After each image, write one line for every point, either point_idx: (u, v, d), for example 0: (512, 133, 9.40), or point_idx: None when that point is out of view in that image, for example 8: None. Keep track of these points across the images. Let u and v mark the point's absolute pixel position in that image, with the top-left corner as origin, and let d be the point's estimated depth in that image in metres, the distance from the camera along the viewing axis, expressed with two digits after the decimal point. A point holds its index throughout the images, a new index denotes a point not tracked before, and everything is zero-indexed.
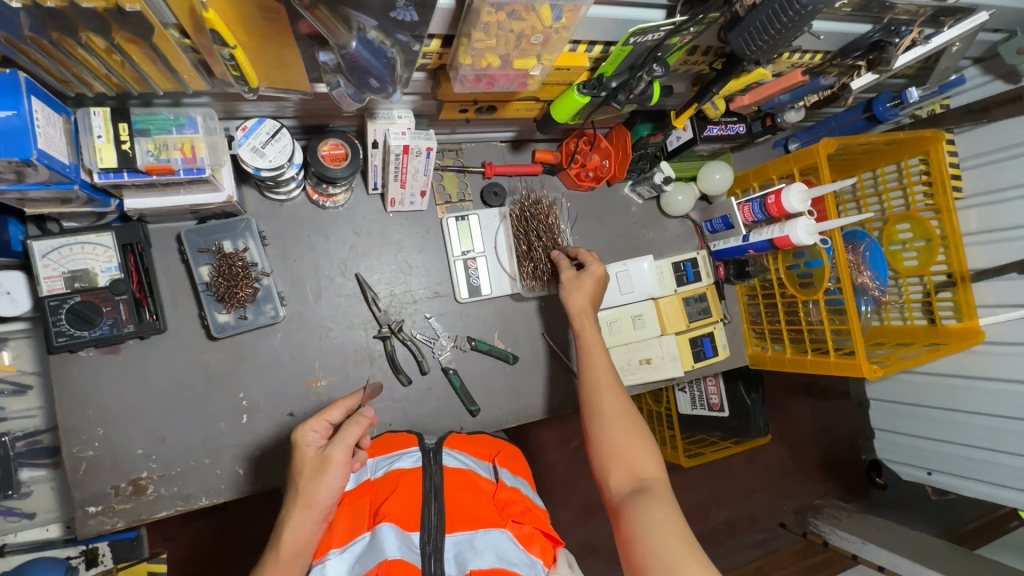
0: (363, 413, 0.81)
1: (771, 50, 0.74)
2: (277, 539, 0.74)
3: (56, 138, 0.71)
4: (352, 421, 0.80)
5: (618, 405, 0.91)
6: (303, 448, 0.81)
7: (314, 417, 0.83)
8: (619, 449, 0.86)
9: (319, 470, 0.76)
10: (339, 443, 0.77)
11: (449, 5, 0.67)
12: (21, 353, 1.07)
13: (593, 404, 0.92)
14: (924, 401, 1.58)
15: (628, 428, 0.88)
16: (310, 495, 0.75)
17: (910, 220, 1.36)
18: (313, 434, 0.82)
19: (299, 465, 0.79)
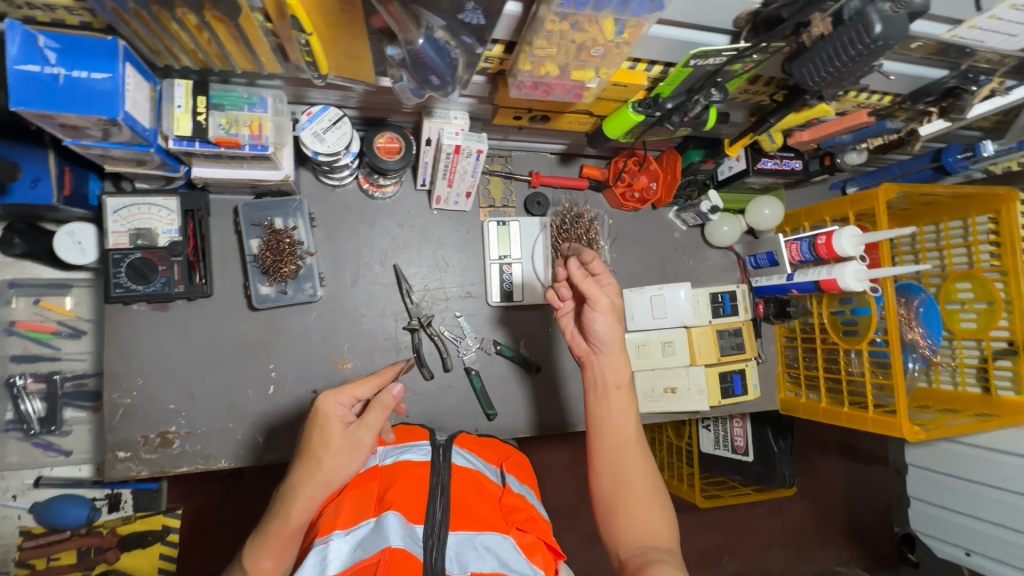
0: (391, 394, 0.80)
1: (837, 81, 0.71)
2: (287, 508, 0.73)
3: (141, 103, 0.77)
4: (378, 402, 0.80)
5: (638, 458, 0.85)
6: (331, 421, 0.78)
7: (346, 390, 0.80)
8: (632, 504, 0.81)
9: (349, 451, 0.77)
10: (370, 427, 0.78)
11: (515, 12, 0.69)
12: (82, 300, 1.17)
13: (613, 460, 0.85)
14: (968, 475, 1.47)
15: (644, 486, 0.83)
16: (330, 470, 0.75)
17: (971, 279, 1.29)
18: (338, 404, 0.80)
19: (321, 436, 0.77)
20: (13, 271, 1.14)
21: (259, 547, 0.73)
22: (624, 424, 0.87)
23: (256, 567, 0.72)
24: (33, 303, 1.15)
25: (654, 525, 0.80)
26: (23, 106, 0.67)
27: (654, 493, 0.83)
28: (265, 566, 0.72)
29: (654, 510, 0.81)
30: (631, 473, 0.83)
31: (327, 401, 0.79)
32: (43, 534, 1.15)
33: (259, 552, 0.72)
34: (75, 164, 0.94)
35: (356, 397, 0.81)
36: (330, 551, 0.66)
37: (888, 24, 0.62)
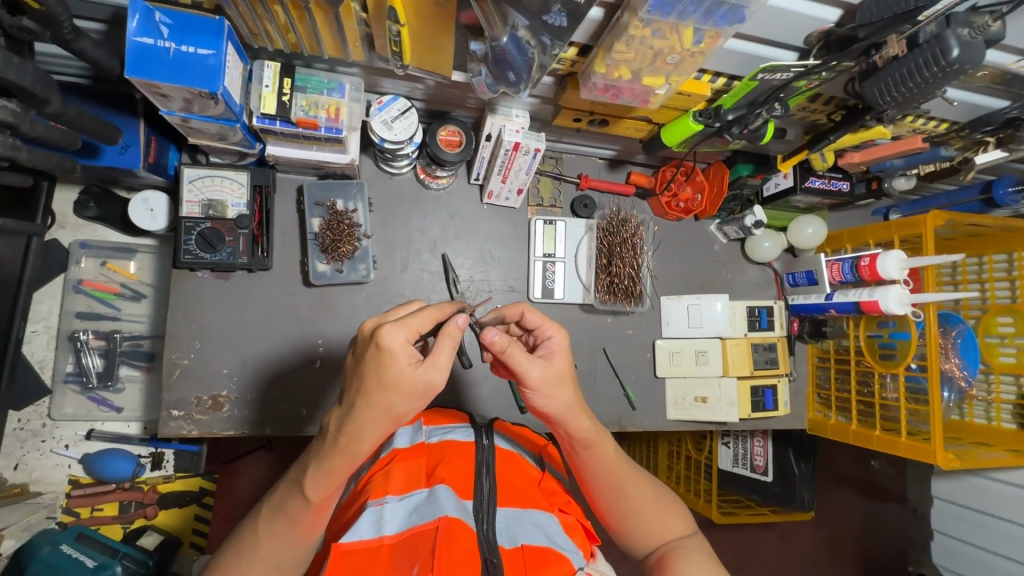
0: (459, 324, 0.67)
1: (905, 102, 0.74)
2: (350, 449, 0.65)
3: (236, 81, 0.83)
4: (446, 337, 0.65)
5: (633, 478, 0.83)
6: (393, 362, 0.61)
7: (404, 325, 0.62)
8: (645, 521, 0.82)
9: (420, 394, 0.63)
10: (442, 368, 0.64)
11: (598, 16, 0.73)
12: (145, 265, 1.24)
13: (614, 494, 0.81)
14: (995, 512, 1.45)
15: (653, 501, 0.83)
16: (400, 411, 0.64)
17: (1013, 313, 1.27)
18: (403, 340, 0.62)
19: (383, 375, 0.61)
20: (86, 233, 1.22)
21: (321, 477, 0.68)
22: (606, 461, 0.81)
23: (318, 493, 0.68)
24: (100, 264, 1.23)
25: (671, 530, 0.82)
26: (137, 75, 0.74)
27: (661, 502, 0.83)
28: (328, 494, 0.69)
29: (666, 517, 0.82)
30: (633, 499, 0.82)
31: (389, 333, 0.61)
32: (91, 484, 1.20)
33: (323, 482, 0.68)
34: (160, 134, 1.01)
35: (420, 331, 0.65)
36: (386, 512, 0.68)
37: (965, 49, 0.66)
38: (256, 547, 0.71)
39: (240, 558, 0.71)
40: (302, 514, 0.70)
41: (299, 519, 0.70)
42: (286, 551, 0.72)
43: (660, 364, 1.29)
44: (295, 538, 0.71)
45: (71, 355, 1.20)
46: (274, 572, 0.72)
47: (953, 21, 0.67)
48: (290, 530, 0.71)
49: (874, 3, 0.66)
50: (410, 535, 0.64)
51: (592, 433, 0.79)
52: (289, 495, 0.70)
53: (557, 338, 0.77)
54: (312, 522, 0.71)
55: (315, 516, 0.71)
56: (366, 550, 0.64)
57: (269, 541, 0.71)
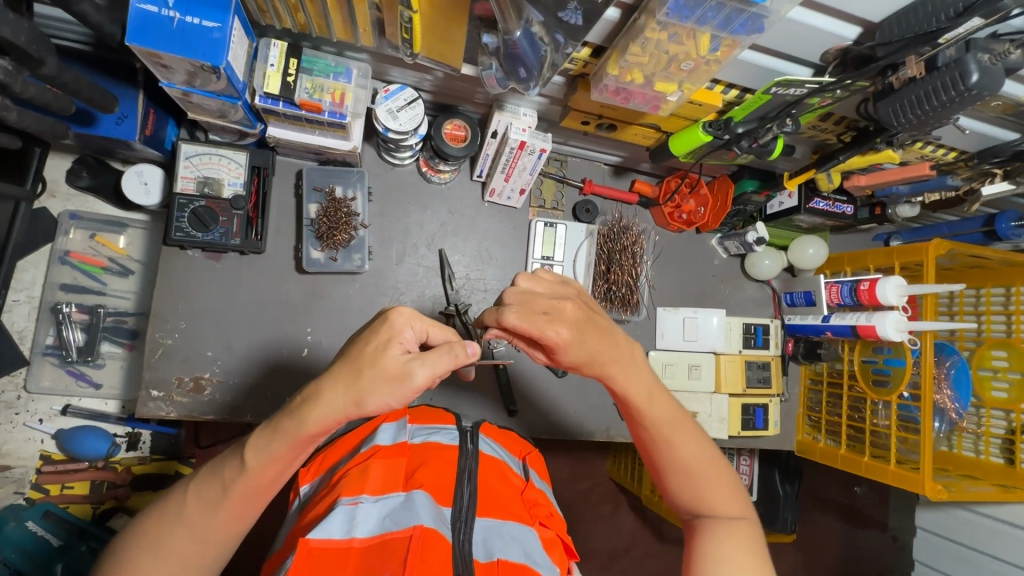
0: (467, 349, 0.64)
1: (920, 125, 0.73)
2: (302, 418, 0.63)
3: (240, 57, 0.81)
4: (447, 348, 0.62)
5: (690, 434, 0.76)
6: (391, 337, 0.62)
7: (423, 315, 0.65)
8: (693, 484, 0.75)
9: (394, 382, 0.60)
10: (426, 367, 0.60)
11: (614, 17, 0.72)
12: (135, 241, 1.21)
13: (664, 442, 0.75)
14: (979, 547, 1.43)
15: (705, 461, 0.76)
16: (365, 393, 0.60)
17: (1008, 348, 1.27)
18: (411, 328, 0.64)
19: (373, 348, 0.61)
20: (77, 203, 1.20)
21: (264, 443, 0.65)
22: (660, 408, 0.75)
23: (258, 459, 0.65)
24: (89, 236, 1.20)
25: (721, 504, 0.74)
26: (135, 42, 0.72)
27: (716, 470, 0.76)
28: (269, 463, 0.65)
29: (717, 489, 0.75)
30: (682, 455, 0.75)
31: (398, 315, 0.63)
32: (62, 461, 1.17)
33: (263, 450, 0.64)
34: (160, 108, 0.98)
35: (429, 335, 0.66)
36: (359, 513, 0.66)
37: (984, 75, 0.65)
38: (182, 514, 0.66)
39: (165, 520, 0.66)
40: (235, 482, 0.65)
41: (231, 489, 0.66)
42: (214, 521, 0.66)
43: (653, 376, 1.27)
44: (224, 512, 0.66)
45: (51, 328, 1.17)
46: (198, 541, 0.66)
47: (973, 46, 0.66)
48: (221, 499, 0.66)
49: (896, 22, 0.66)
50: (382, 541, 0.62)
51: (638, 382, 0.74)
52: (229, 461, 0.67)
53: (566, 331, 0.69)
54: (245, 492, 0.66)
55: (249, 489, 0.66)
56: (336, 550, 0.62)
57: (197, 508, 0.66)
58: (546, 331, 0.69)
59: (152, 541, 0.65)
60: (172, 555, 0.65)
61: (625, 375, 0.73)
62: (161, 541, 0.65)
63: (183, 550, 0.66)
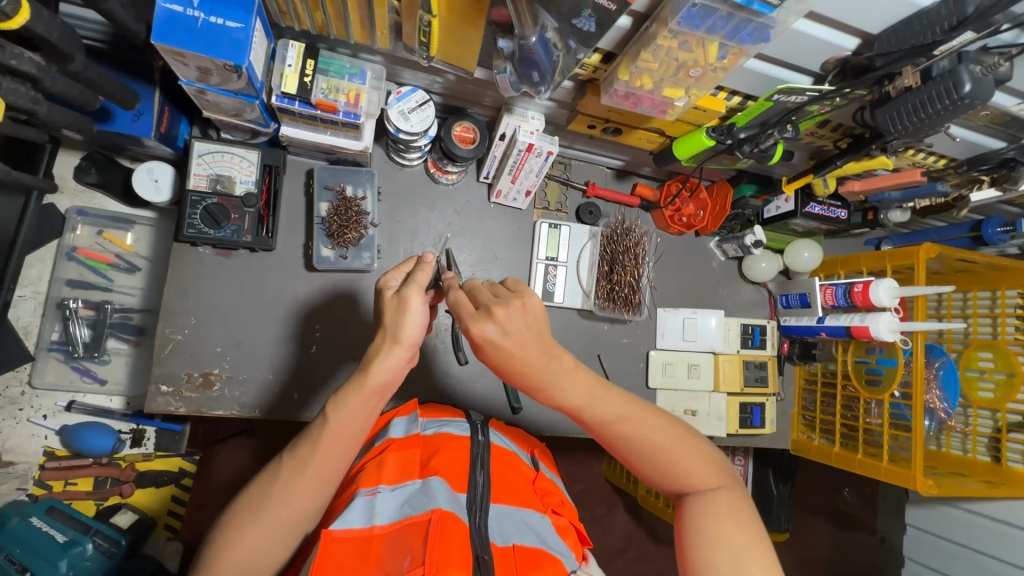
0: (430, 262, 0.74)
1: (916, 132, 0.77)
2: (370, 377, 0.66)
3: (260, 57, 0.83)
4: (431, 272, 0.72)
5: (645, 415, 0.75)
6: (383, 292, 0.72)
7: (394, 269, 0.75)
8: (664, 467, 0.75)
9: (399, 309, 0.67)
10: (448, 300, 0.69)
11: (626, 25, 0.75)
12: (142, 237, 1.22)
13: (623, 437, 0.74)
14: (968, 543, 1.48)
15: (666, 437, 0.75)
16: (395, 329, 0.67)
17: (994, 349, 1.31)
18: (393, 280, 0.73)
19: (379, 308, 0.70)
20: (85, 200, 1.20)
21: (342, 398, 0.67)
22: (610, 402, 0.74)
23: (339, 415, 0.67)
24: (96, 233, 1.20)
25: (692, 478, 0.75)
26: (160, 41, 0.73)
27: (680, 444, 0.76)
28: (351, 417, 0.67)
29: (687, 464, 0.75)
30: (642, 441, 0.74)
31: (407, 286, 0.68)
32: (66, 457, 1.17)
33: (345, 403, 0.67)
34: (174, 106, 1.00)
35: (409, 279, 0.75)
36: (377, 503, 0.67)
37: (976, 85, 0.69)
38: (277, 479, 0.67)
39: (260, 489, 0.67)
40: (322, 438, 0.67)
41: (320, 445, 0.67)
42: (305, 485, 0.67)
43: (653, 375, 1.30)
44: (315, 473, 0.67)
45: (58, 324, 1.17)
46: (296, 510, 0.67)
47: (965, 58, 0.70)
48: (311, 461, 0.67)
49: (893, 34, 0.70)
50: (402, 526, 0.63)
51: (579, 382, 0.73)
52: (313, 422, 0.69)
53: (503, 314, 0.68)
54: (333, 452, 0.68)
55: (336, 446, 0.68)
56: (357, 539, 0.63)
57: (289, 472, 0.67)
58: (488, 309, 0.69)
59: (252, 509, 0.66)
60: (271, 522, 0.66)
61: (556, 378, 0.71)
62: (261, 507, 0.66)
63: (280, 517, 0.66)
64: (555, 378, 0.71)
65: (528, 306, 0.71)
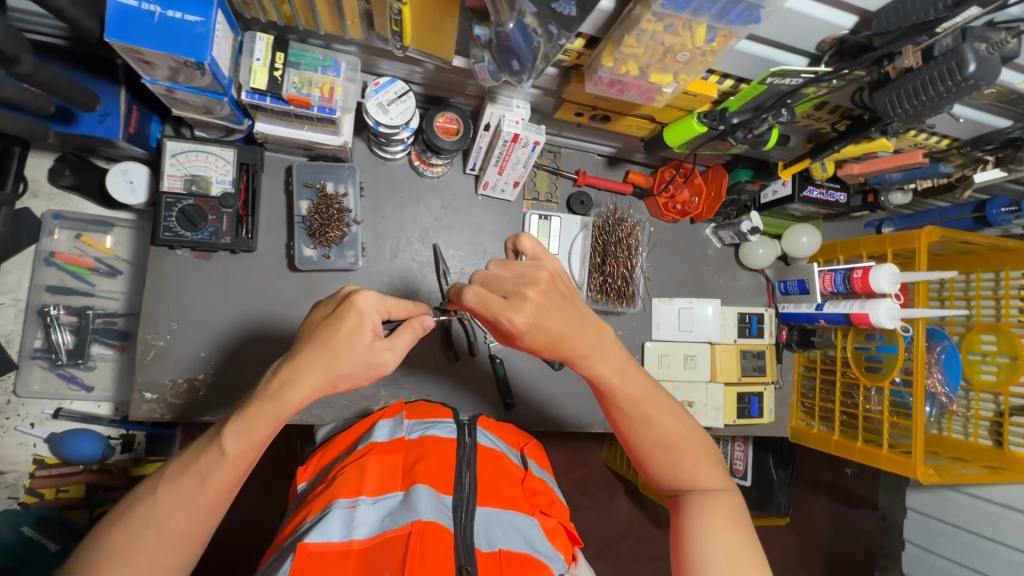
0: (423, 322, 0.72)
1: (916, 116, 0.73)
2: (280, 393, 0.65)
3: (225, 52, 0.78)
4: (408, 326, 0.70)
5: (662, 410, 0.78)
6: (361, 323, 0.66)
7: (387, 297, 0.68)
8: (674, 459, 0.78)
9: (368, 366, 0.66)
10: (399, 350, 0.68)
11: (608, 8, 0.71)
12: (121, 240, 1.19)
13: (644, 420, 0.77)
14: (973, 526, 1.47)
15: (678, 422, 0.79)
16: (339, 378, 0.65)
17: (997, 332, 1.27)
18: (374, 311, 0.67)
19: (341, 339, 0.65)
20: (61, 203, 1.18)
21: (243, 428, 0.65)
22: (642, 385, 0.77)
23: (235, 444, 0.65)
24: (74, 236, 1.18)
25: (696, 474, 0.78)
26: (115, 38, 0.70)
27: (690, 438, 0.79)
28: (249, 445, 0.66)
29: (692, 460, 0.78)
30: (658, 427, 0.78)
31: (365, 299, 0.67)
32: (56, 465, 1.16)
33: (244, 435, 0.65)
34: (143, 104, 0.96)
35: (391, 312, 0.70)
36: (357, 515, 0.65)
37: (981, 65, 0.65)
38: (154, 514, 0.64)
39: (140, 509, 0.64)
40: (213, 473, 0.65)
41: (208, 480, 0.65)
42: (185, 510, 0.65)
43: (649, 366, 1.28)
44: (200, 506, 0.66)
45: (40, 331, 1.16)
46: (173, 525, 0.65)
47: (970, 35, 0.66)
48: (195, 484, 0.65)
49: (893, 11, 0.65)
50: (382, 541, 0.62)
51: (613, 363, 0.75)
52: (201, 453, 0.66)
53: (533, 294, 0.69)
54: (219, 478, 0.66)
55: (225, 478, 0.66)
56: (335, 553, 0.61)
57: (169, 506, 0.65)
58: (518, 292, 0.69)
59: (122, 544, 0.63)
60: (141, 558, 0.63)
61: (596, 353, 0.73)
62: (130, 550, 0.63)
63: (156, 554, 0.64)
64: (591, 355, 0.73)
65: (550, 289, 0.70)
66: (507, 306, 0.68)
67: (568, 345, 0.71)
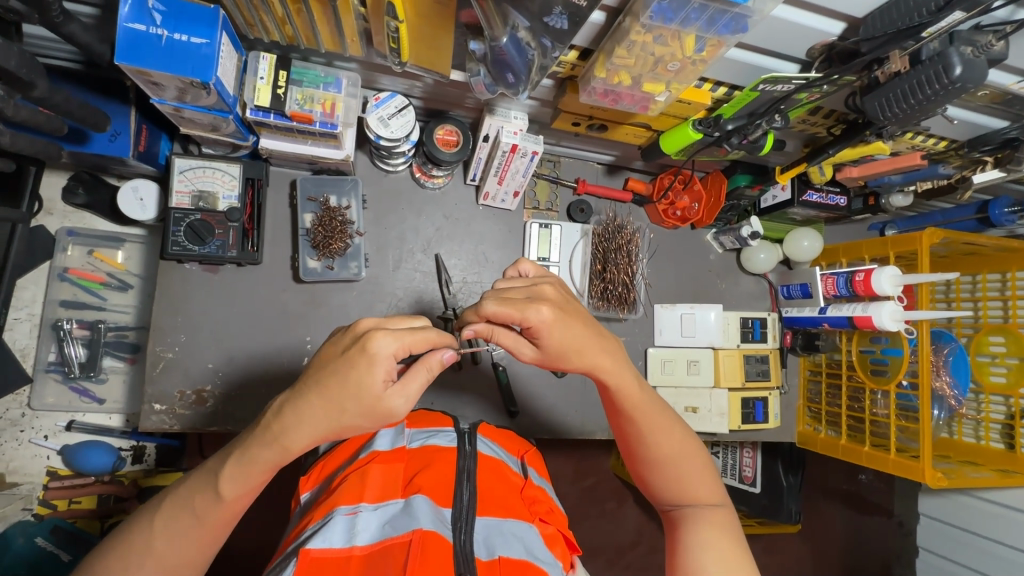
0: (442, 358, 0.66)
1: (906, 119, 0.74)
2: (278, 442, 0.65)
3: (230, 71, 0.81)
4: (422, 367, 0.66)
5: (667, 426, 0.79)
6: (371, 368, 0.62)
7: (404, 334, 0.63)
8: (676, 474, 0.79)
9: (372, 411, 0.64)
10: (406, 398, 0.64)
11: (599, 21, 0.73)
12: (132, 255, 1.23)
13: (648, 435, 0.78)
14: (988, 531, 1.44)
15: (682, 439, 0.80)
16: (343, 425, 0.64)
17: (1005, 333, 1.27)
18: (389, 354, 0.63)
19: (346, 381, 0.62)
20: (74, 220, 1.22)
21: (242, 473, 0.66)
22: (648, 402, 0.78)
23: (235, 488, 0.67)
24: (87, 252, 1.21)
25: (696, 490, 0.79)
26: (126, 61, 0.73)
27: (692, 456, 0.80)
28: (247, 489, 0.67)
29: (694, 479, 0.79)
30: (662, 444, 0.78)
31: (380, 342, 0.62)
32: (68, 476, 1.19)
33: (239, 478, 0.66)
34: (152, 123, 1.00)
35: (410, 350, 0.64)
36: (359, 522, 0.66)
37: (967, 68, 0.66)
38: (151, 546, 0.66)
39: (138, 543, 0.66)
40: (211, 511, 0.67)
41: (204, 516, 0.67)
42: (181, 545, 0.67)
43: (651, 372, 1.28)
44: (196, 540, 0.68)
45: (53, 345, 1.19)
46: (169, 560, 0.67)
47: (957, 39, 0.66)
48: (195, 525, 0.67)
49: (879, 16, 0.66)
50: (382, 548, 0.62)
51: (630, 375, 0.76)
52: (199, 491, 0.67)
53: (546, 312, 0.69)
54: (221, 518, 0.68)
55: (222, 515, 0.68)
56: (336, 559, 0.62)
57: (165, 539, 0.66)
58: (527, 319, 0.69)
59: (118, 572, 0.65)
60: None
61: (605, 366, 0.74)
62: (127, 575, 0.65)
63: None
64: (610, 365, 0.74)
65: (559, 310, 0.70)
66: (531, 304, 0.68)
67: (585, 353, 0.72)
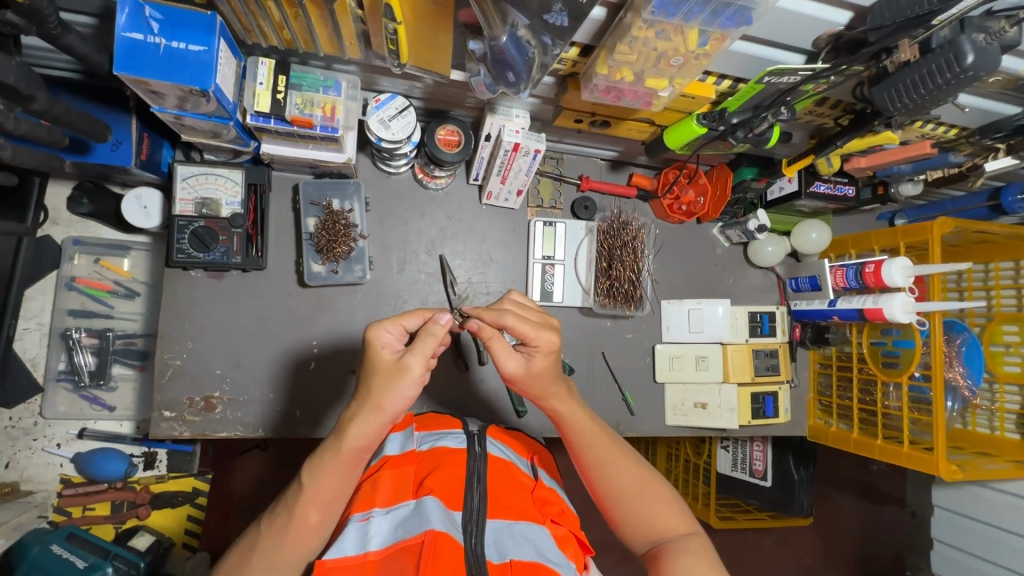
0: (441, 323, 0.69)
1: (916, 109, 0.73)
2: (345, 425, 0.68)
3: (229, 78, 0.81)
4: (427, 334, 0.68)
5: (620, 460, 0.81)
6: (377, 350, 0.69)
7: (391, 318, 0.71)
8: (641, 510, 0.78)
9: (397, 377, 0.67)
10: (418, 356, 0.67)
11: (600, 17, 0.72)
12: (138, 263, 1.24)
13: (603, 468, 0.80)
14: (1003, 522, 1.42)
15: (639, 472, 0.81)
16: (379, 400, 0.67)
17: (1019, 322, 1.25)
18: (387, 334, 0.71)
19: (370, 368, 0.69)
20: (80, 229, 1.22)
21: (317, 463, 0.69)
22: (596, 436, 0.82)
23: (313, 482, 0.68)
24: (93, 261, 1.23)
25: (667, 521, 0.77)
26: (125, 71, 0.72)
27: (653, 488, 0.79)
28: (326, 481, 0.68)
29: (662, 510, 0.78)
30: (619, 479, 0.79)
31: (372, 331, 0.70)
32: (82, 483, 1.21)
33: (318, 468, 0.68)
34: (154, 131, 1.00)
35: (405, 327, 0.72)
36: (371, 528, 0.66)
37: (980, 56, 0.64)
38: (255, 546, 0.69)
39: (244, 551, 0.69)
40: (298, 505, 0.68)
41: (296, 511, 0.68)
42: (280, 550, 0.68)
43: (658, 369, 1.27)
44: (293, 540, 0.68)
45: (63, 354, 1.21)
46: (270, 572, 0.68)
47: (968, 26, 0.65)
48: (287, 527, 0.68)
49: (887, 5, 0.65)
50: (396, 550, 0.62)
51: (570, 404, 0.83)
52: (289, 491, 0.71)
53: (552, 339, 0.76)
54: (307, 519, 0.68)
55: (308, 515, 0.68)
56: (350, 565, 0.62)
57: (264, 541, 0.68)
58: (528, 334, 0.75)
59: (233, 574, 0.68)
60: None
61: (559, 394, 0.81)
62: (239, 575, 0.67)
63: None
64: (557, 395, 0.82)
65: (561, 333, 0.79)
66: (544, 328, 0.76)
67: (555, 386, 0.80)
